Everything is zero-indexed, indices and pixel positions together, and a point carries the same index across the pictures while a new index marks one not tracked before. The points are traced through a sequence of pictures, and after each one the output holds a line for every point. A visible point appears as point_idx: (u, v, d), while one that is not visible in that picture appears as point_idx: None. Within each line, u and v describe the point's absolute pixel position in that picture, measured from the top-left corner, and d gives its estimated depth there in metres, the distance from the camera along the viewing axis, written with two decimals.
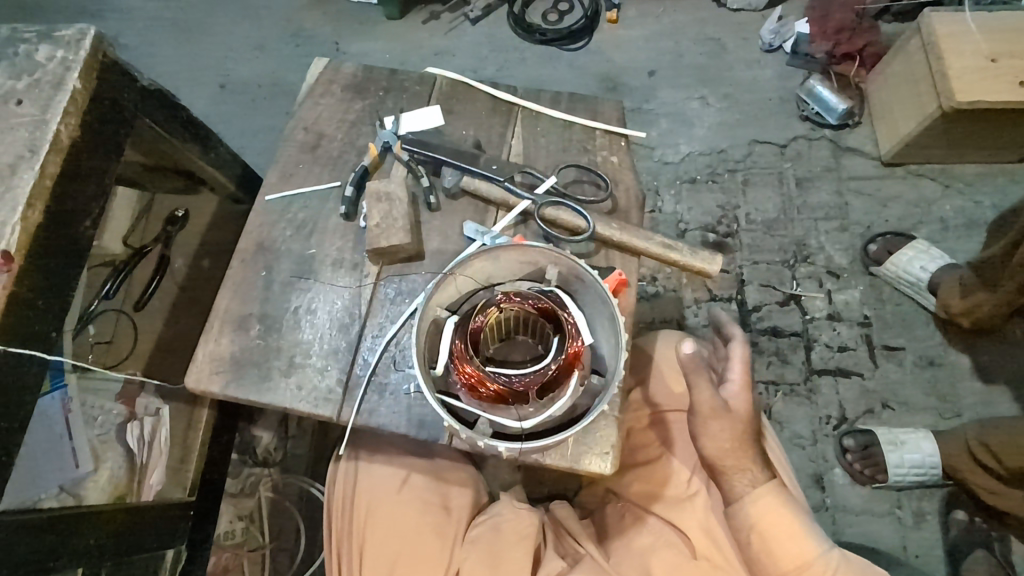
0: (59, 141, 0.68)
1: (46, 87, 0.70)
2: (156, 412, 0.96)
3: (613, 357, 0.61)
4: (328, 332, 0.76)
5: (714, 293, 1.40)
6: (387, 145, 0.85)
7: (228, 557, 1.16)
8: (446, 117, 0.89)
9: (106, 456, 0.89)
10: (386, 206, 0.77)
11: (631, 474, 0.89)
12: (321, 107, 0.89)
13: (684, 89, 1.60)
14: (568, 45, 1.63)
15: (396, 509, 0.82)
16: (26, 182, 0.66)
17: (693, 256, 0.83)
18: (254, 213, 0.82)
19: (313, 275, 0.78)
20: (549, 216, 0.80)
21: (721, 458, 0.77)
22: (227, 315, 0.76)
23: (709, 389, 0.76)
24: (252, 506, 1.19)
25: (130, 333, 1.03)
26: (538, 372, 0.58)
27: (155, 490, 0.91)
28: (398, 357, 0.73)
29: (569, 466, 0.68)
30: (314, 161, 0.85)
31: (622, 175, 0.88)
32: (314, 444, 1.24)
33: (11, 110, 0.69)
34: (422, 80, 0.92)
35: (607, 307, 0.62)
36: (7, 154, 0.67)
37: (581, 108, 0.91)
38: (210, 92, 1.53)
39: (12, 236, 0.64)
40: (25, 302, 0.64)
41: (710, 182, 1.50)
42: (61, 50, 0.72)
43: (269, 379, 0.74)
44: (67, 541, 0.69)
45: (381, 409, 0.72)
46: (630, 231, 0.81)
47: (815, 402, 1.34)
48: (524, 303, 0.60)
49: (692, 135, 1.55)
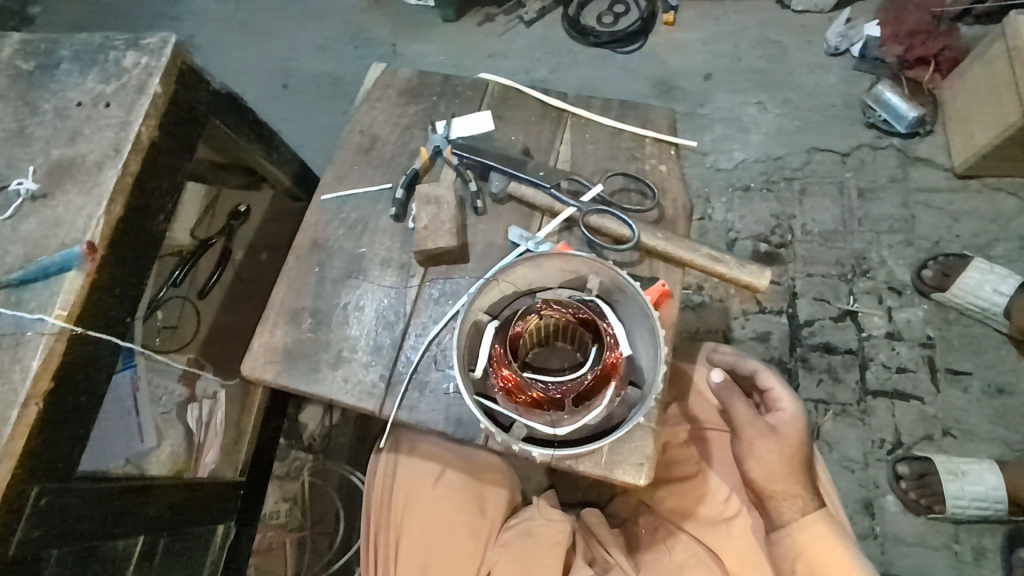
0: (140, 140, 0.74)
1: (131, 91, 0.76)
2: (213, 395, 1.03)
3: (650, 369, 0.61)
4: (374, 329, 0.79)
5: (763, 305, 1.36)
6: (438, 149, 0.87)
7: (272, 535, 1.23)
8: (496, 122, 0.91)
9: (167, 433, 0.95)
10: (434, 209, 0.80)
11: (666, 489, 0.87)
12: (377, 111, 0.92)
13: (741, 93, 1.56)
14: (622, 47, 1.62)
15: (432, 504, 0.84)
16: (109, 178, 0.72)
17: (741, 269, 0.81)
18: (310, 211, 0.86)
19: (363, 273, 0.82)
20: (594, 224, 0.80)
21: (769, 481, 0.76)
22: (281, 308, 0.80)
23: (749, 409, 0.78)
24: (296, 489, 1.25)
25: (194, 319, 1.09)
26: (574, 380, 0.58)
27: (210, 468, 0.96)
28: (440, 357, 0.76)
29: (603, 474, 0.68)
30: (368, 163, 0.89)
31: (671, 184, 0.87)
32: (357, 433, 1.29)
33: (100, 113, 0.76)
34: (474, 84, 0.94)
35: (648, 319, 0.62)
36: (95, 152, 0.73)
37: (631, 116, 0.91)
38: (275, 91, 1.61)
39: (96, 228, 0.69)
40: (104, 288, 0.70)
41: (764, 191, 1.45)
42: (145, 57, 0.78)
43: (318, 371, 0.77)
44: (130, 513, 0.75)
45: (421, 405, 0.75)
46: (675, 242, 0.80)
47: (868, 424, 1.28)
48: (565, 312, 0.61)
49: (747, 141, 1.51)
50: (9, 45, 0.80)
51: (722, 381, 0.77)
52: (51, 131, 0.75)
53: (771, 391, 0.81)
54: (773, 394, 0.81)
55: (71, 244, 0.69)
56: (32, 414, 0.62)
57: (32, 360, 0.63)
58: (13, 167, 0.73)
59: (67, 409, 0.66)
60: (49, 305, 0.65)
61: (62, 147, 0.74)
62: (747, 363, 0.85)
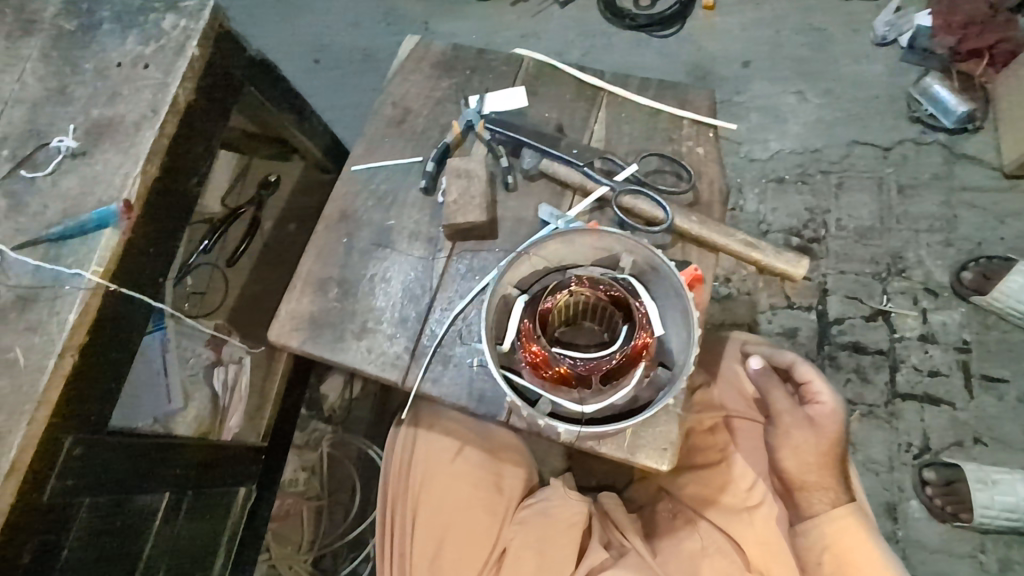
0: (177, 103, 0.75)
1: (170, 53, 0.77)
2: (238, 359, 1.04)
3: (681, 351, 0.60)
4: (400, 301, 0.78)
5: (792, 301, 1.32)
6: (470, 123, 0.86)
7: (290, 502, 1.25)
8: (530, 98, 0.89)
9: (194, 395, 0.96)
10: (465, 183, 0.79)
11: (688, 475, 0.86)
12: (409, 84, 0.91)
13: (781, 82, 1.51)
14: (658, 31, 1.58)
15: (450, 479, 0.84)
16: (147, 139, 0.72)
17: (778, 257, 0.79)
18: (341, 181, 0.86)
19: (391, 245, 0.81)
20: (627, 204, 0.78)
21: (803, 472, 0.76)
22: (309, 277, 0.81)
23: (788, 399, 0.79)
24: (315, 459, 1.27)
25: (221, 286, 1.11)
26: (603, 358, 0.57)
27: (233, 432, 0.97)
28: (465, 331, 0.75)
29: (625, 458, 0.67)
30: (400, 136, 0.88)
31: (707, 167, 0.84)
32: (376, 407, 1.30)
33: (139, 73, 0.76)
34: (509, 60, 0.92)
35: (681, 300, 0.60)
36: (134, 113, 0.74)
37: (669, 96, 0.88)
38: (306, 66, 1.60)
39: (133, 187, 0.70)
40: (139, 247, 0.71)
41: (799, 183, 1.41)
42: (183, 19, 0.78)
43: (343, 340, 0.77)
44: (157, 468, 0.76)
45: (444, 378, 0.75)
46: (710, 226, 0.78)
47: (896, 427, 1.24)
48: (596, 290, 0.59)
49: (785, 131, 1.46)
50: (51, 3, 0.81)
51: (761, 369, 0.80)
52: (92, 91, 0.76)
53: (809, 385, 0.80)
54: (811, 387, 0.80)
55: (108, 203, 0.69)
56: (68, 365, 0.64)
57: (69, 314, 0.64)
58: (53, 125, 0.74)
59: (102, 362, 0.68)
60: (86, 261, 0.66)
61: (102, 107, 0.75)
62: (783, 354, 0.84)
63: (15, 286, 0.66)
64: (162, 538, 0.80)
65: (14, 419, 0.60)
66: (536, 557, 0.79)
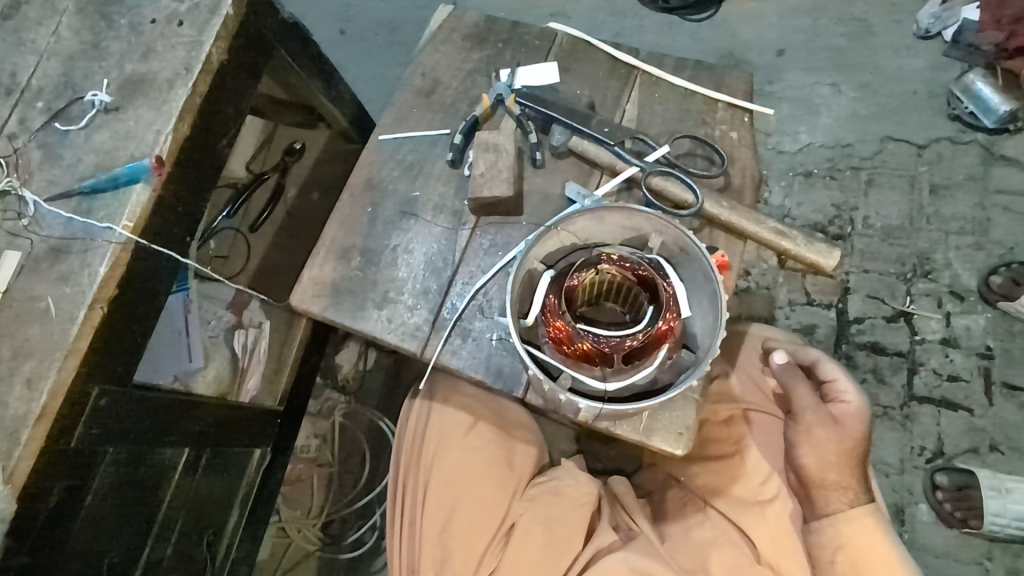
0: (210, 62, 0.75)
1: (204, 11, 0.76)
2: (258, 324, 1.04)
3: (707, 335, 0.60)
4: (422, 273, 0.78)
5: (812, 297, 1.29)
6: (500, 97, 0.84)
7: (302, 467, 1.28)
8: (562, 74, 0.88)
9: (214, 355, 0.97)
10: (493, 157, 0.78)
11: (701, 466, 0.86)
12: (440, 54, 0.90)
13: (816, 73, 1.46)
14: (691, 15, 1.53)
15: (463, 453, 0.83)
16: (179, 97, 0.73)
17: (808, 247, 0.78)
18: (367, 150, 0.85)
19: (415, 216, 0.81)
20: (656, 186, 0.77)
21: (823, 469, 0.75)
22: (333, 245, 0.81)
23: (812, 396, 0.78)
24: (327, 427, 1.29)
25: (244, 251, 1.11)
26: (628, 338, 0.56)
27: (250, 395, 0.99)
28: (486, 306, 0.75)
29: (640, 440, 0.67)
30: (428, 107, 0.87)
31: (740, 153, 0.83)
32: (389, 379, 1.32)
33: (173, 31, 0.76)
34: (542, 34, 0.91)
35: (710, 283, 0.60)
36: (167, 70, 0.74)
37: (705, 78, 0.87)
38: (330, 35, 1.58)
39: (164, 144, 0.71)
40: (168, 205, 0.71)
41: (827, 178, 1.37)
42: None
43: (364, 309, 0.78)
44: (179, 424, 0.78)
45: (463, 352, 0.75)
46: (741, 213, 0.77)
47: (909, 430, 1.23)
48: (625, 268, 0.58)
49: (816, 124, 1.42)
50: None
51: (785, 363, 0.79)
52: (126, 46, 0.76)
53: (833, 383, 0.80)
54: (836, 385, 0.80)
55: (140, 158, 0.70)
56: (97, 316, 0.65)
57: (100, 267, 0.65)
58: (88, 79, 0.74)
59: (129, 317, 0.69)
60: (116, 216, 0.67)
61: (135, 64, 0.75)
62: (807, 351, 0.84)
63: (49, 237, 0.67)
64: (180, 491, 0.82)
65: (45, 366, 0.62)
66: (544, 534, 0.80)
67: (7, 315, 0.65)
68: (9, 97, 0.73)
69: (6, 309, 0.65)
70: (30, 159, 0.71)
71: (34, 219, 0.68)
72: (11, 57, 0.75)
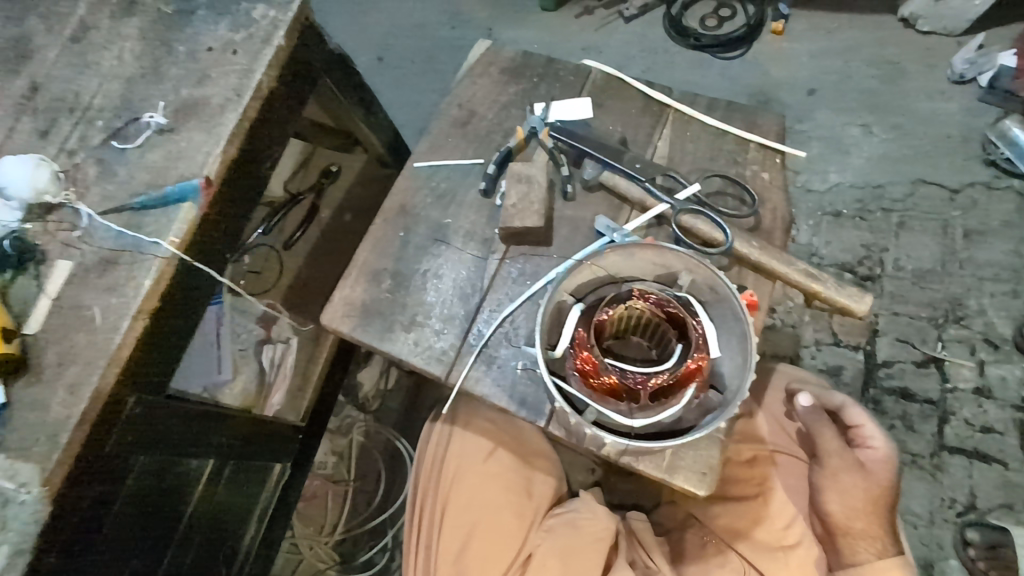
0: (260, 88, 0.79)
1: (258, 41, 0.80)
2: (286, 339, 1.08)
3: (734, 375, 0.60)
4: (450, 298, 0.80)
5: (839, 338, 1.27)
6: (535, 130, 0.86)
7: (318, 483, 1.28)
8: (595, 110, 0.90)
9: (243, 368, 0.99)
10: (525, 188, 0.80)
11: (721, 506, 0.83)
12: (477, 87, 0.93)
13: (846, 113, 1.46)
14: (722, 53, 1.55)
15: (482, 480, 0.83)
16: (229, 121, 0.76)
17: (840, 291, 0.77)
18: (402, 176, 0.88)
19: (446, 242, 0.83)
20: (686, 224, 0.78)
21: (850, 518, 0.74)
22: (364, 267, 0.83)
23: (838, 441, 0.76)
24: (345, 444, 1.30)
25: (277, 268, 1.13)
26: (656, 375, 0.56)
27: (275, 409, 1.01)
28: (511, 334, 0.76)
29: (663, 477, 0.66)
30: (463, 137, 0.90)
31: (771, 194, 0.84)
32: (408, 400, 1.32)
33: (227, 58, 0.80)
34: (577, 70, 0.93)
35: (739, 325, 0.60)
36: (220, 95, 0.78)
37: (737, 118, 0.88)
38: (369, 62, 1.64)
39: (212, 165, 0.74)
40: (213, 223, 0.75)
41: (857, 218, 1.36)
42: (273, 10, 0.82)
43: (392, 331, 0.79)
44: (207, 435, 0.79)
45: (487, 378, 0.75)
46: (770, 253, 0.77)
47: (940, 481, 1.18)
48: (655, 304, 0.58)
49: (845, 164, 1.41)
50: None
51: (810, 407, 0.77)
52: (183, 72, 0.80)
53: (860, 429, 0.78)
54: (862, 431, 0.78)
55: (189, 177, 0.74)
56: (140, 327, 0.67)
57: (144, 280, 0.68)
58: (146, 101, 0.79)
59: (166, 329, 0.71)
60: (164, 232, 0.70)
61: (191, 88, 0.79)
62: (833, 395, 0.82)
63: (99, 249, 0.71)
64: (204, 501, 0.84)
65: (87, 373, 0.64)
66: (559, 567, 0.79)
67: (55, 321, 0.67)
68: (71, 115, 0.78)
69: (55, 315, 0.68)
70: (87, 173, 0.75)
71: (87, 230, 0.72)
72: (78, 78, 0.81)
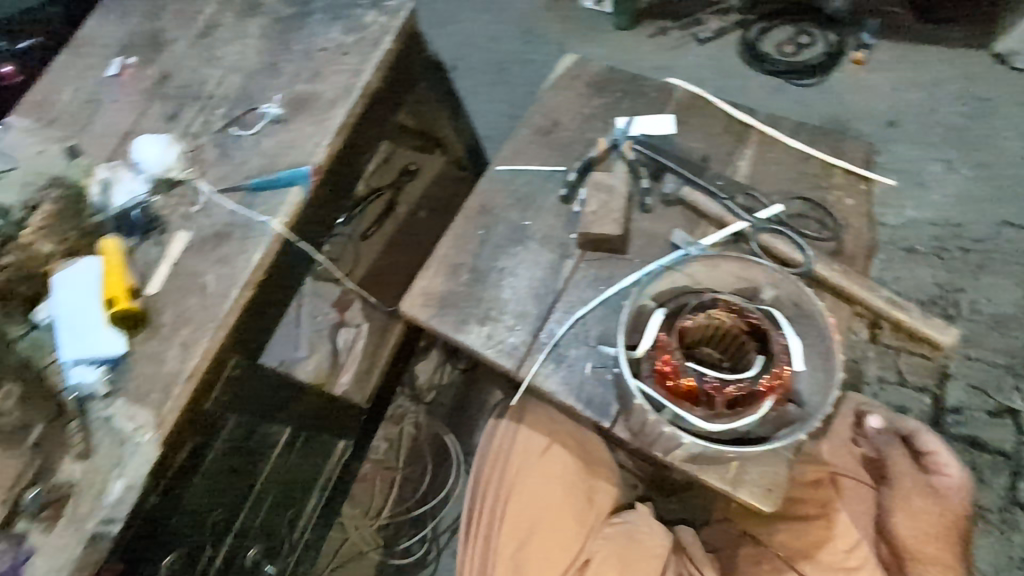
0: (367, 87, 0.85)
1: (368, 45, 0.87)
2: (358, 325, 1.13)
3: (814, 392, 0.61)
4: (525, 296, 0.83)
5: (905, 379, 1.22)
6: (616, 142, 0.89)
7: (369, 468, 1.34)
8: (677, 127, 0.92)
9: (318, 348, 1.07)
10: (605, 197, 0.82)
11: (782, 525, 0.81)
12: (561, 98, 0.97)
13: (928, 147, 1.42)
14: (798, 79, 1.54)
15: (544, 480, 0.85)
16: (338, 115, 0.83)
17: (924, 321, 0.75)
18: (486, 178, 0.92)
19: (523, 243, 0.86)
20: (765, 243, 0.79)
21: (922, 539, 0.77)
22: (444, 260, 0.87)
23: (911, 466, 0.84)
24: (397, 433, 1.35)
25: (353, 257, 1.14)
26: (737, 382, 0.57)
27: (343, 389, 1.07)
28: (582, 335, 0.79)
29: (726, 489, 0.66)
30: (545, 145, 0.94)
31: (854, 221, 0.83)
32: (460, 396, 1.36)
33: (339, 59, 0.87)
34: (661, 87, 0.95)
35: (823, 342, 0.61)
36: (330, 91, 0.85)
37: (823, 143, 0.88)
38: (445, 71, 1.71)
39: (320, 154, 0.80)
40: (313, 208, 0.82)
41: (932, 256, 1.31)
42: (385, 18, 0.89)
43: (466, 323, 0.83)
44: (285, 406, 0.86)
45: (556, 376, 0.78)
46: (852, 278, 0.77)
47: (1011, 539, 1.12)
48: (738, 316, 0.61)
49: (923, 199, 1.37)
50: None
51: (880, 428, 0.87)
52: (298, 68, 0.88)
53: (935, 455, 0.85)
54: (938, 458, 0.85)
55: (298, 164, 0.80)
56: (246, 297, 0.74)
57: (254, 253, 0.75)
58: (263, 93, 0.86)
59: (264, 301, 0.78)
60: (274, 213, 0.77)
61: (304, 83, 0.86)
62: (908, 422, 0.89)
63: (214, 223, 0.78)
64: (277, 468, 0.90)
65: (199, 333, 0.71)
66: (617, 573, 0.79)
67: (171, 285, 0.75)
68: (196, 102, 0.87)
69: (172, 280, 0.75)
70: (207, 155, 0.83)
71: (204, 206, 0.79)
72: (204, 70, 0.89)
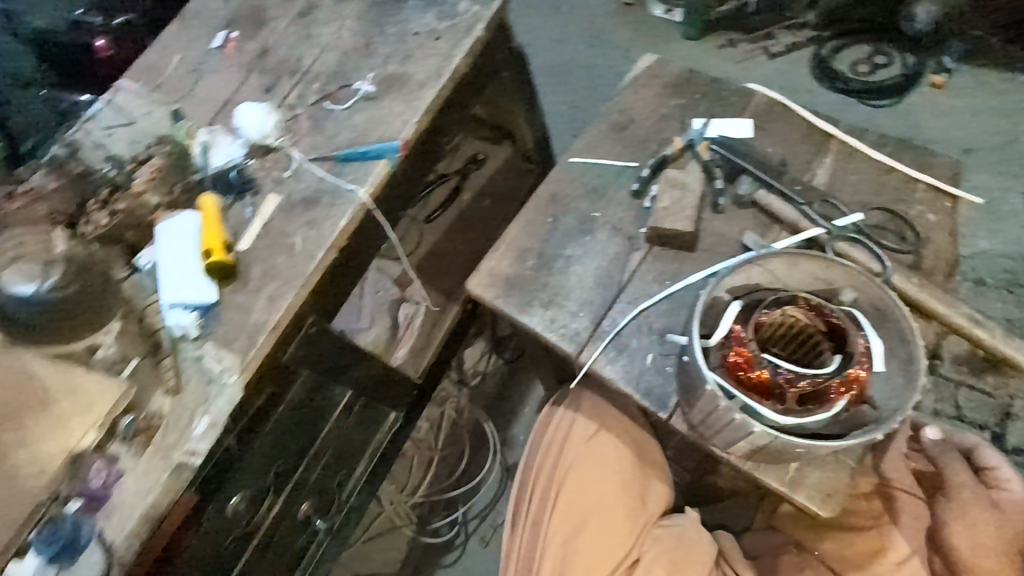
0: (456, 72, 0.89)
1: (460, 31, 0.91)
2: (418, 302, 1.17)
3: (890, 396, 0.61)
4: (590, 284, 0.84)
5: (963, 414, 1.17)
6: (692, 142, 0.90)
7: (410, 446, 1.37)
8: (755, 131, 0.92)
9: (379, 320, 1.15)
10: (679, 194, 0.83)
11: (829, 534, 0.79)
12: (638, 96, 0.98)
13: (1007, 177, 1.37)
14: (870, 100, 1.51)
15: (598, 475, 0.86)
16: (428, 96, 0.86)
17: (1005, 341, 0.74)
18: (559, 168, 0.94)
19: (591, 233, 0.88)
20: (842, 250, 0.79)
21: (981, 552, 0.74)
22: (512, 243, 0.89)
23: (971, 477, 0.80)
24: (438, 415, 1.38)
25: (416, 237, 1.24)
26: (813, 377, 0.58)
27: (399, 361, 1.11)
28: (645, 326, 0.80)
29: (785, 490, 0.66)
30: (619, 141, 0.95)
31: (934, 237, 0.82)
32: (503, 384, 1.39)
33: (431, 43, 0.91)
34: (740, 92, 0.96)
35: (905, 346, 0.61)
36: (421, 73, 0.89)
37: (907, 157, 0.87)
38: None
39: (409, 131, 0.84)
40: (395, 182, 0.86)
41: (1003, 289, 1.26)
42: (479, 7, 0.92)
43: (531, 305, 0.85)
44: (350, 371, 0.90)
45: (617, 363, 0.79)
46: (931, 292, 0.75)
47: None
48: (814, 316, 0.61)
49: (997, 230, 1.32)
50: None
51: (938, 439, 0.85)
52: (391, 50, 0.92)
53: (996, 471, 0.83)
54: (998, 474, 0.82)
55: (386, 140, 0.84)
56: (329, 260, 0.78)
57: (341, 220, 0.79)
58: (357, 71, 0.91)
59: (344, 267, 0.82)
60: (361, 183, 0.81)
61: (396, 64, 0.90)
62: (966, 437, 0.87)
63: (304, 188, 0.82)
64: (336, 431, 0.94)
65: (287, 289, 0.75)
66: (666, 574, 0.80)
67: (262, 243, 0.79)
68: (293, 77, 0.92)
69: (263, 238, 0.80)
70: (301, 126, 0.88)
71: (295, 172, 0.84)
72: (302, 47, 0.94)
